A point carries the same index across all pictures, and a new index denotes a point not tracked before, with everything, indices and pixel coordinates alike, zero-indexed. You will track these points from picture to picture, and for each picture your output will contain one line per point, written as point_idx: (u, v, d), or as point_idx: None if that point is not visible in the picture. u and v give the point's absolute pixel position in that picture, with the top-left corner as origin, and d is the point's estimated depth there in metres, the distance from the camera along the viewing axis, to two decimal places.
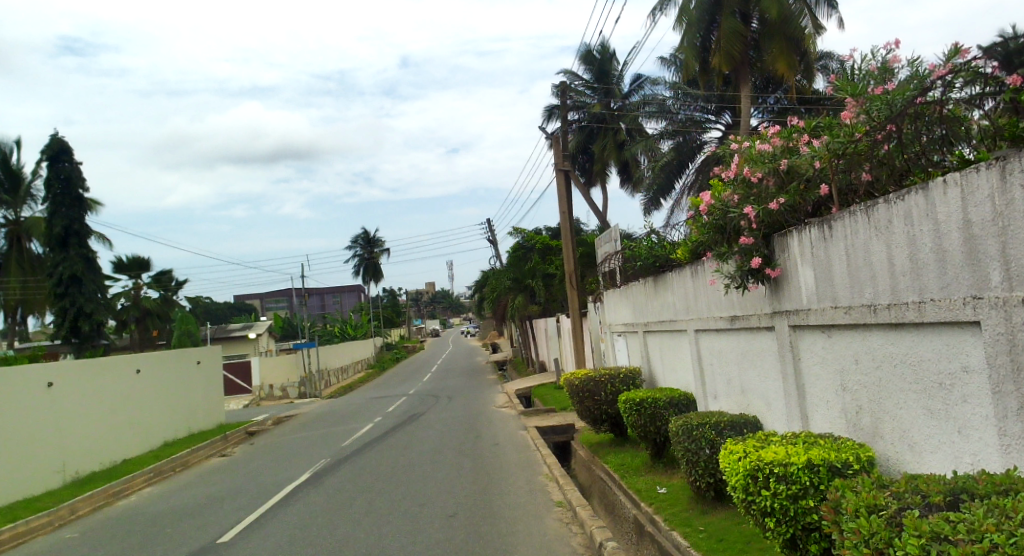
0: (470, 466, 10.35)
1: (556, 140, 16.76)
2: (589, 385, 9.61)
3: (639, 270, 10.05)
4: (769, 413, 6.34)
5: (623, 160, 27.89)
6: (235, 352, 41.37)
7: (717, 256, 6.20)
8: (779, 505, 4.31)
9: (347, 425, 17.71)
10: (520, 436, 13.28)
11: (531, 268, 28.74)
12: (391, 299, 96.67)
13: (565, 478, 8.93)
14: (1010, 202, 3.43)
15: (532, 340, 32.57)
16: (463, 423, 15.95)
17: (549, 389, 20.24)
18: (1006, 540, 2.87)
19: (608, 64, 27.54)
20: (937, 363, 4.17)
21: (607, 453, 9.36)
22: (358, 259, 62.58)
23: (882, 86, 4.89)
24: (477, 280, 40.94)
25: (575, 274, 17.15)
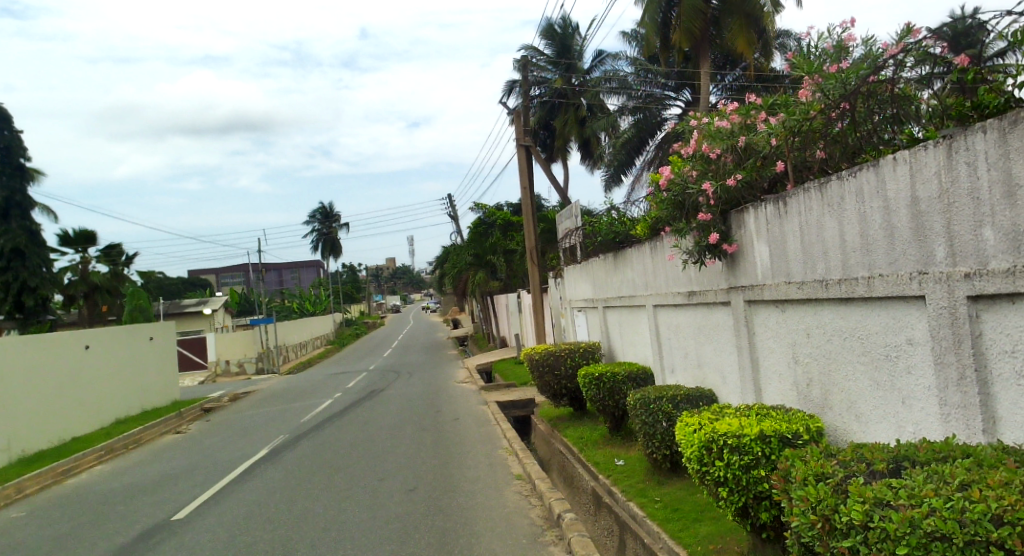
0: (430, 441, 10.39)
1: (517, 116, 16.67)
2: (549, 360, 9.70)
3: (599, 245, 10.17)
4: (723, 387, 6.49)
5: (583, 137, 27.91)
6: (190, 328, 40.54)
7: (675, 232, 6.25)
8: (732, 476, 4.42)
9: (305, 402, 17.59)
10: (480, 411, 13.37)
11: (492, 244, 28.72)
12: (351, 275, 95.82)
13: (525, 452, 9.02)
14: (956, 179, 3.58)
15: (493, 317, 32.68)
16: (422, 399, 15.97)
17: (510, 365, 20.38)
18: (944, 504, 3.00)
19: (570, 39, 27.40)
20: (884, 336, 4.31)
21: (566, 427, 9.48)
22: (317, 233, 61.82)
23: (837, 65, 4.96)
24: (438, 257, 40.78)
25: (535, 250, 17.18)
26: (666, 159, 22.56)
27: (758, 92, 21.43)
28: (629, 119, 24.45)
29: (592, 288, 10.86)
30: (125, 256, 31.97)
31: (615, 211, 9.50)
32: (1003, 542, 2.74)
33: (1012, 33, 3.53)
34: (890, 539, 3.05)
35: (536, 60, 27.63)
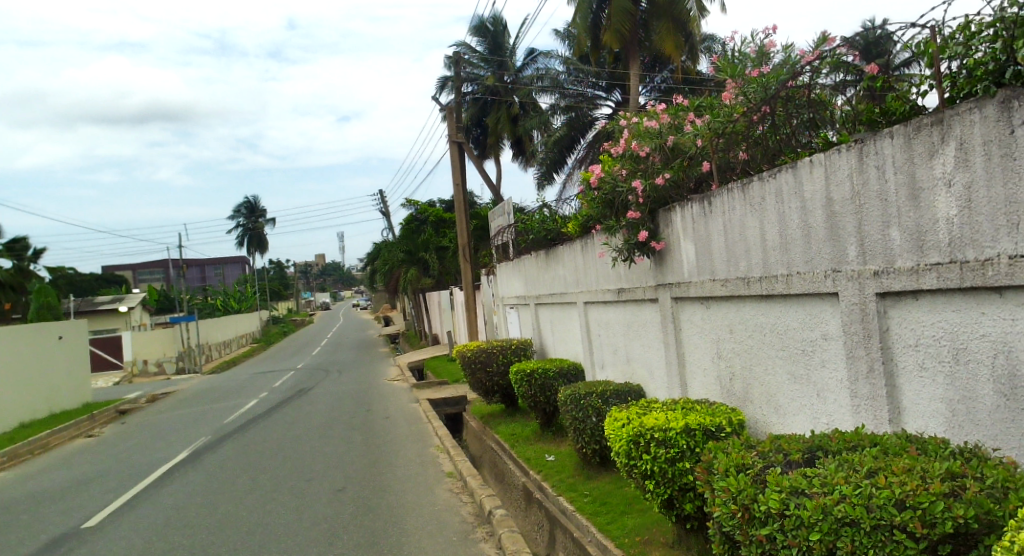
0: (360, 441, 10.23)
1: (450, 112, 16.61)
2: (481, 357, 9.72)
3: (531, 243, 10.25)
4: (651, 381, 6.64)
5: (516, 135, 28.06)
6: (104, 327, 38.64)
7: (606, 229, 6.34)
8: (658, 468, 4.52)
9: (229, 403, 17.04)
10: (410, 409, 13.28)
11: (425, 242, 28.51)
12: (278, 272, 93.37)
13: (456, 449, 9.00)
14: (867, 181, 3.77)
15: (425, 315, 32.48)
16: (351, 398, 15.72)
17: (443, 362, 20.31)
18: (853, 491, 3.14)
19: (502, 36, 27.52)
20: (800, 332, 4.50)
21: (497, 424, 9.51)
22: (242, 229, 59.84)
23: (759, 69, 5.16)
24: (369, 254, 40.23)
25: (468, 247, 17.15)
26: (597, 158, 22.90)
27: (685, 94, 21.98)
28: (561, 118, 24.69)
29: (525, 285, 10.92)
30: (31, 251, 30.20)
31: (547, 208, 9.60)
32: (905, 525, 2.91)
33: (916, 44, 3.75)
34: (804, 526, 3.17)
35: (469, 57, 27.59)
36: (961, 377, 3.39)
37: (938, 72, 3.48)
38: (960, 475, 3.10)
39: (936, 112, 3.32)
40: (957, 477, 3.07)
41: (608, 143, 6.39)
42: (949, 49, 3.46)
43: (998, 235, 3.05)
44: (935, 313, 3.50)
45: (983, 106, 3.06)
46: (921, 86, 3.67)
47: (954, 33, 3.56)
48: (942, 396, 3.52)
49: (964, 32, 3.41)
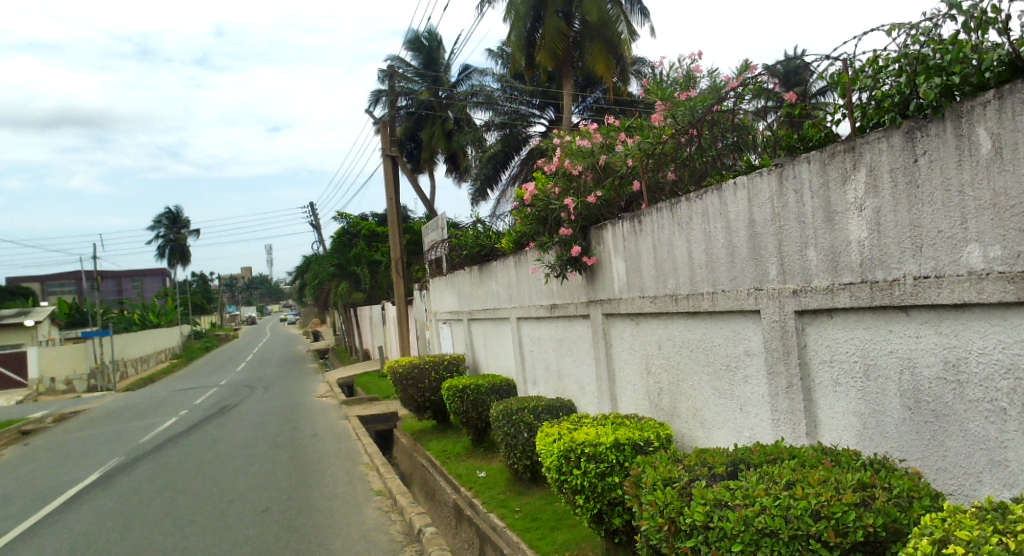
0: (286, 459, 9.92)
1: (383, 125, 16.44)
2: (413, 373, 9.61)
3: (465, 259, 10.23)
4: (582, 397, 6.72)
5: (450, 149, 28.07)
6: (7, 342, 36.26)
7: (539, 246, 6.40)
8: (588, 483, 4.56)
9: (145, 421, 16.26)
10: (339, 426, 12.99)
11: (357, 255, 28.09)
12: (202, 285, 90.02)
13: (387, 466, 8.85)
14: (786, 204, 3.95)
15: (356, 329, 31.93)
16: (276, 415, 15.27)
17: (373, 378, 19.98)
18: (773, 502, 3.24)
19: (437, 52, 27.89)
20: (724, 348, 4.64)
21: (428, 440, 9.42)
22: (164, 240, 57.41)
23: (686, 93, 5.39)
24: (298, 267, 39.28)
25: (400, 261, 16.97)
26: (530, 175, 23.14)
27: (616, 115, 22.42)
28: (495, 134, 24.72)
29: (458, 300, 10.89)
30: None
31: (481, 224, 9.63)
32: (820, 535, 3.05)
33: (830, 76, 3.96)
34: (727, 537, 3.25)
35: (403, 71, 27.46)
36: (871, 391, 3.58)
37: (850, 102, 3.69)
38: (870, 485, 3.26)
39: (849, 140, 3.50)
40: (868, 487, 3.23)
41: (541, 161, 6.44)
42: (860, 81, 3.66)
43: (904, 257, 3.24)
44: (848, 330, 3.68)
45: (890, 135, 3.25)
46: (835, 115, 3.87)
47: (863, 67, 3.78)
48: (855, 410, 3.70)
49: (872, 66, 3.62)
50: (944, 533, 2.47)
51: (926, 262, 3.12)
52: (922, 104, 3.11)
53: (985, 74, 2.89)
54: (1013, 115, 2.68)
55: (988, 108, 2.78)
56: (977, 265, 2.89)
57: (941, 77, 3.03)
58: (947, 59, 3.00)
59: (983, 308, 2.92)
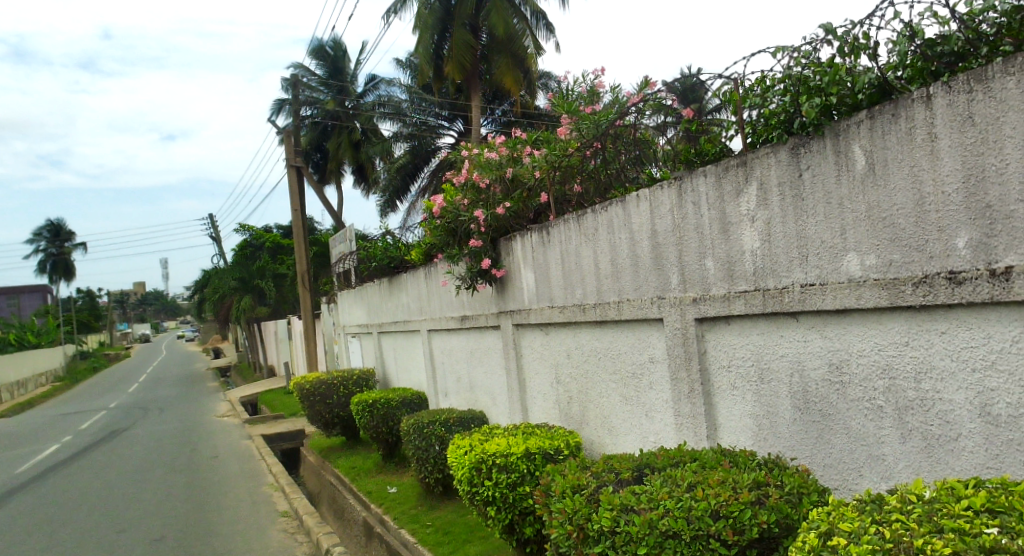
0: (184, 484, 9.40)
1: (287, 135, 16.04)
2: (320, 390, 9.39)
3: (374, 271, 10.07)
4: (493, 408, 6.75)
5: (359, 160, 27.71)
6: None
7: (449, 257, 6.39)
8: (500, 494, 4.57)
9: (24, 451, 14.99)
10: (242, 447, 12.46)
11: (261, 269, 27.13)
12: (92, 301, 84.40)
13: (292, 486, 8.56)
14: (686, 216, 4.11)
15: (261, 346, 30.78)
16: (173, 437, 14.51)
17: (280, 396, 19.32)
18: (675, 505, 3.33)
19: (342, 61, 27.65)
20: (630, 355, 4.77)
21: (336, 458, 9.18)
22: (46, 255, 53.40)
23: (591, 107, 5.60)
24: (198, 281, 37.47)
25: (308, 274, 16.50)
26: (439, 187, 23.07)
27: (524, 128, 22.63)
28: (404, 145, 24.58)
29: (367, 313, 10.71)
30: None
31: (390, 236, 9.50)
32: (719, 534, 3.17)
33: (722, 94, 4.17)
34: (633, 541, 3.29)
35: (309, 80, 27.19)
36: (764, 394, 3.76)
37: (742, 119, 3.88)
38: (765, 483, 3.41)
39: (741, 155, 3.69)
40: (762, 485, 3.39)
41: (449, 173, 6.43)
42: (750, 99, 3.85)
43: (791, 266, 3.43)
44: (743, 336, 3.85)
45: (778, 151, 3.43)
46: (729, 131, 4.06)
47: (752, 86, 3.98)
48: (750, 412, 3.88)
49: (760, 85, 3.83)
50: (829, 526, 2.57)
51: (812, 270, 3.31)
52: (805, 122, 3.30)
53: (859, 95, 3.10)
54: (883, 134, 2.89)
55: (861, 127, 2.99)
56: (856, 273, 3.08)
57: (820, 96, 3.21)
58: (825, 79, 3.19)
59: (862, 313, 3.12)
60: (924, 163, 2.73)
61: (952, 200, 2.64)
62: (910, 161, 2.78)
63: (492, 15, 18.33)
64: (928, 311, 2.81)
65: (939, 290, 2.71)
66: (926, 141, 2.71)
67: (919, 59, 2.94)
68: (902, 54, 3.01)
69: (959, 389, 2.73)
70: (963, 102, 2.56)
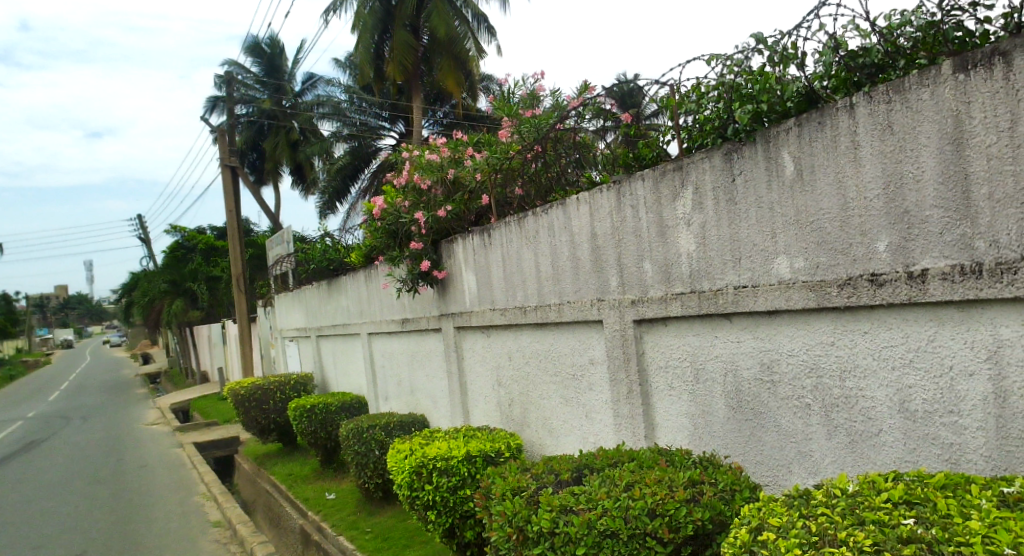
0: (111, 495, 9.01)
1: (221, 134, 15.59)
2: (256, 395, 9.17)
3: (313, 274, 9.87)
4: (435, 411, 6.71)
5: (297, 161, 27.21)
6: None
7: (389, 259, 6.31)
8: (440, 497, 4.55)
9: None
10: (172, 455, 12.02)
11: (193, 271, 26.17)
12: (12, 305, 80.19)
13: (226, 495, 8.31)
14: (624, 219, 4.17)
15: (194, 351, 29.80)
16: (98, 447, 13.87)
17: (213, 403, 18.76)
18: (613, 504, 3.36)
19: (279, 59, 27.28)
20: (570, 357, 4.81)
21: (273, 464, 8.97)
22: None
23: (531, 110, 5.64)
24: (126, 284, 36.00)
25: (244, 276, 16.08)
26: (380, 189, 22.82)
27: (466, 130, 22.60)
28: (344, 146, 24.22)
29: (306, 316, 10.52)
30: None
31: (329, 238, 9.31)
32: (655, 532, 3.22)
33: (660, 99, 4.23)
34: (572, 542, 3.30)
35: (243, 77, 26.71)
36: (699, 395, 3.85)
37: (678, 124, 3.95)
38: (700, 481, 3.49)
39: (677, 160, 3.76)
40: (698, 483, 3.46)
41: (390, 174, 6.37)
42: (685, 105, 3.93)
43: (726, 268, 3.51)
44: (679, 337, 3.93)
45: (712, 156, 3.52)
46: (666, 135, 4.12)
47: (688, 92, 4.07)
48: (686, 412, 3.96)
49: (695, 92, 3.92)
50: (759, 521, 2.63)
51: (744, 272, 3.40)
52: (737, 128, 3.40)
53: (787, 103, 3.19)
54: (809, 141, 2.99)
55: (790, 134, 3.09)
56: (786, 275, 3.18)
57: (752, 104, 3.32)
58: (756, 87, 3.30)
59: (791, 314, 3.22)
60: (848, 168, 2.83)
61: (873, 205, 2.75)
62: (835, 166, 2.89)
63: (434, 16, 18.25)
64: (852, 312, 2.92)
65: (862, 292, 2.82)
66: (851, 148, 2.81)
67: (842, 69, 3.05)
68: (827, 65, 3.11)
69: (881, 386, 2.84)
70: (882, 111, 2.67)
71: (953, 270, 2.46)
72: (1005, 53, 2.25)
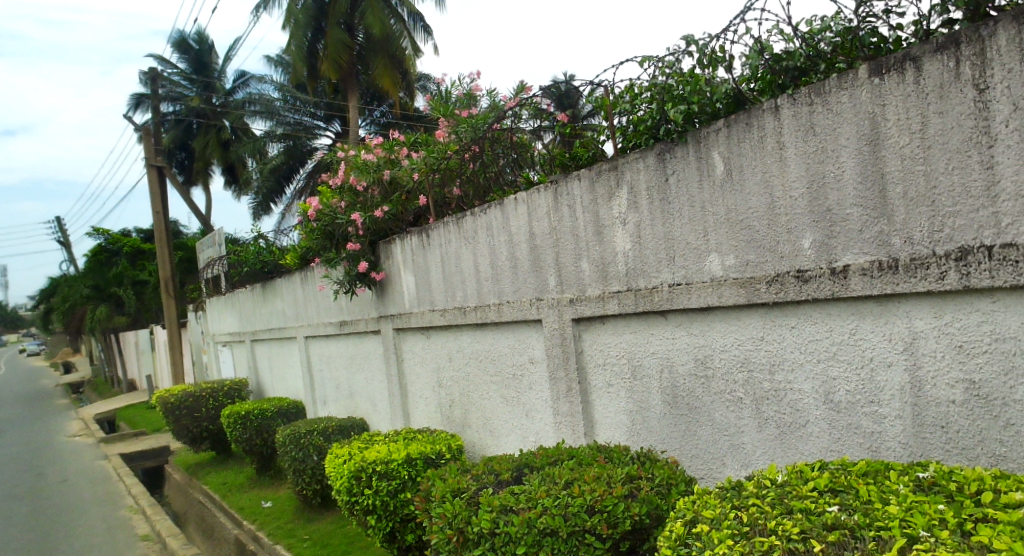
0: (30, 512, 8.55)
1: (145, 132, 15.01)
2: (186, 402, 8.89)
3: (246, 276, 9.60)
4: (374, 414, 6.62)
5: (228, 160, 26.49)
6: None
7: (326, 261, 6.19)
8: (380, 502, 4.49)
9: None
10: (97, 468, 11.50)
11: (117, 275, 25.11)
12: None
13: (155, 507, 8.00)
14: (562, 218, 4.20)
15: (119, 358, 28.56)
16: (14, 462, 13.13)
17: (141, 412, 18.03)
18: (553, 503, 3.37)
19: (207, 55, 26.64)
20: (510, 357, 4.81)
21: (206, 474, 8.69)
22: None
23: (468, 110, 5.64)
24: (47, 290, 34.26)
25: (173, 280, 15.53)
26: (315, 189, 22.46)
27: (403, 130, 22.38)
28: (277, 145, 23.70)
29: (239, 320, 10.25)
30: None
31: (262, 240, 9.08)
32: (594, 528, 3.25)
33: (595, 99, 4.25)
34: (512, 541, 3.30)
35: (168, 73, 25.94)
36: (636, 392, 3.91)
37: (613, 124, 4.00)
38: (637, 476, 3.54)
39: (612, 160, 3.81)
40: (635, 479, 3.51)
41: (325, 175, 6.26)
42: (620, 105, 3.98)
43: (660, 266, 3.57)
44: (616, 334, 3.98)
45: (646, 156, 3.57)
46: (602, 135, 4.16)
47: (622, 93, 4.11)
48: (625, 408, 4.00)
49: (628, 93, 3.98)
50: (694, 514, 2.68)
51: (678, 271, 3.46)
52: (670, 129, 3.47)
53: (717, 105, 3.27)
54: (738, 141, 3.07)
55: (719, 134, 3.16)
56: (717, 272, 3.25)
57: (683, 104, 3.39)
58: (687, 89, 3.36)
59: (723, 310, 3.30)
60: (775, 169, 2.91)
61: (797, 204, 2.83)
62: (762, 166, 2.97)
63: (367, 14, 17.98)
64: (779, 308, 3.01)
65: (789, 288, 2.91)
66: (776, 148, 2.90)
67: (768, 72, 3.14)
68: (754, 67, 3.20)
69: (808, 379, 2.94)
70: (805, 113, 2.76)
71: (872, 266, 2.57)
72: (916, 58, 2.35)
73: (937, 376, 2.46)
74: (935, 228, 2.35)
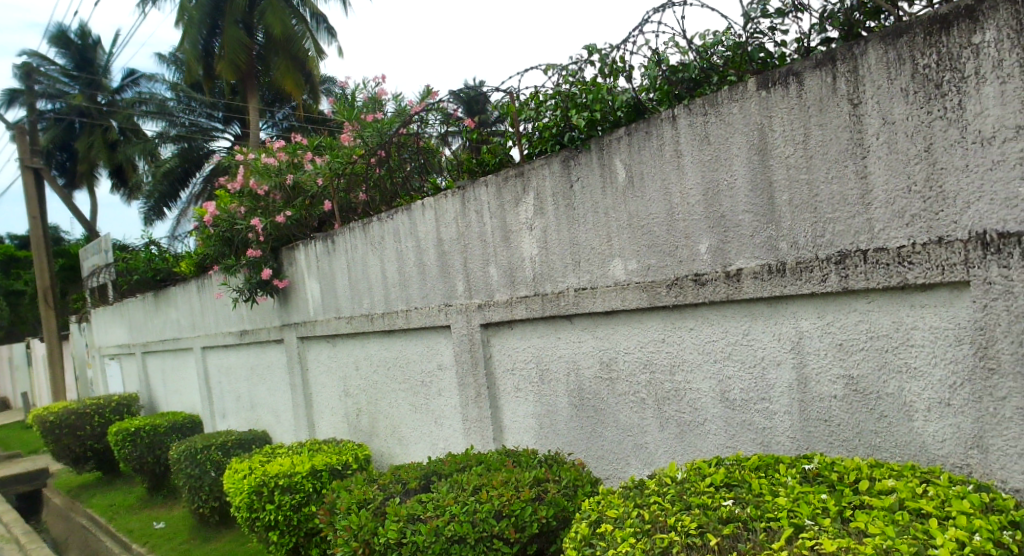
0: None
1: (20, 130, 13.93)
2: (68, 420, 8.32)
3: (136, 285, 9.07)
4: (277, 426, 6.39)
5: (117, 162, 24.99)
6: None
7: (224, 269, 5.94)
8: (283, 516, 4.33)
9: None
10: None
11: None
12: None
13: (31, 535, 7.41)
14: (469, 224, 4.19)
15: None
16: None
17: (16, 433, 16.63)
18: (461, 509, 3.34)
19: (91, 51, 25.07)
20: (418, 364, 4.76)
21: (90, 496, 8.12)
22: None
23: (373, 115, 5.57)
24: None
25: (52, 289, 14.45)
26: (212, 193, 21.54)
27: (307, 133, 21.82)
28: (172, 146, 22.59)
29: (129, 332, 9.68)
30: None
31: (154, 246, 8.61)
32: (501, 533, 3.25)
33: (500, 105, 4.26)
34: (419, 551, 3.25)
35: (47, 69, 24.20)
36: (544, 396, 3.94)
37: (518, 131, 4.02)
38: (545, 479, 3.56)
39: (518, 166, 3.84)
40: (543, 482, 3.53)
41: (223, 178, 6.02)
42: (525, 112, 4.01)
43: (566, 271, 3.62)
44: (524, 339, 4.00)
45: (552, 162, 3.62)
46: (508, 141, 4.18)
47: (527, 100, 4.14)
48: (533, 413, 4.03)
49: (532, 100, 4.02)
50: (598, 514, 2.71)
51: (583, 275, 3.52)
52: (574, 136, 3.53)
53: (617, 113, 3.35)
54: (639, 148, 3.15)
55: (621, 142, 3.23)
56: (620, 276, 3.32)
57: (587, 111, 3.45)
58: (589, 97, 3.43)
59: (626, 313, 3.37)
60: (672, 176, 3.01)
61: (694, 210, 2.94)
62: (661, 174, 3.06)
63: (267, 14, 17.43)
64: (679, 310, 3.11)
65: (687, 291, 3.01)
66: (674, 156, 2.99)
67: (665, 83, 3.24)
68: (652, 78, 3.29)
69: (704, 379, 3.05)
70: (700, 122, 2.86)
71: (763, 269, 2.69)
72: (798, 73, 2.49)
73: (821, 372, 2.59)
74: (817, 233, 2.48)
